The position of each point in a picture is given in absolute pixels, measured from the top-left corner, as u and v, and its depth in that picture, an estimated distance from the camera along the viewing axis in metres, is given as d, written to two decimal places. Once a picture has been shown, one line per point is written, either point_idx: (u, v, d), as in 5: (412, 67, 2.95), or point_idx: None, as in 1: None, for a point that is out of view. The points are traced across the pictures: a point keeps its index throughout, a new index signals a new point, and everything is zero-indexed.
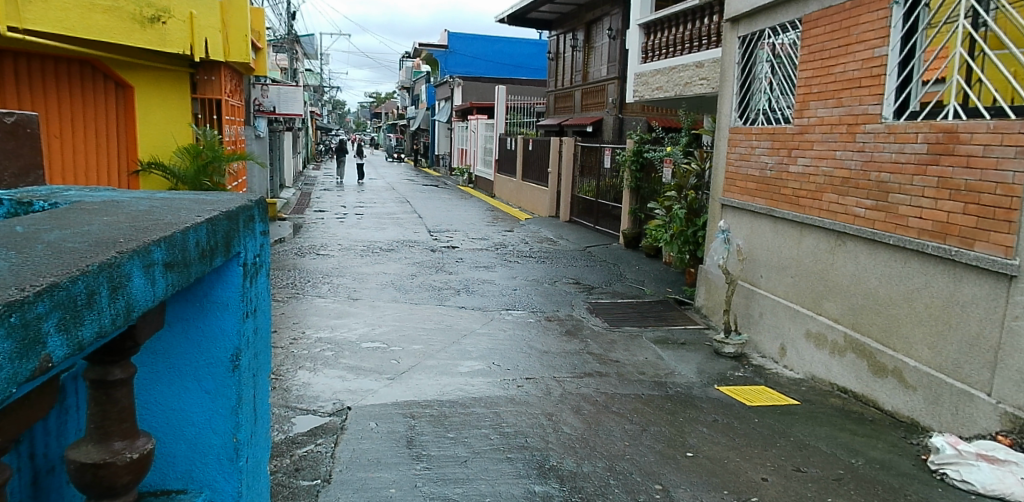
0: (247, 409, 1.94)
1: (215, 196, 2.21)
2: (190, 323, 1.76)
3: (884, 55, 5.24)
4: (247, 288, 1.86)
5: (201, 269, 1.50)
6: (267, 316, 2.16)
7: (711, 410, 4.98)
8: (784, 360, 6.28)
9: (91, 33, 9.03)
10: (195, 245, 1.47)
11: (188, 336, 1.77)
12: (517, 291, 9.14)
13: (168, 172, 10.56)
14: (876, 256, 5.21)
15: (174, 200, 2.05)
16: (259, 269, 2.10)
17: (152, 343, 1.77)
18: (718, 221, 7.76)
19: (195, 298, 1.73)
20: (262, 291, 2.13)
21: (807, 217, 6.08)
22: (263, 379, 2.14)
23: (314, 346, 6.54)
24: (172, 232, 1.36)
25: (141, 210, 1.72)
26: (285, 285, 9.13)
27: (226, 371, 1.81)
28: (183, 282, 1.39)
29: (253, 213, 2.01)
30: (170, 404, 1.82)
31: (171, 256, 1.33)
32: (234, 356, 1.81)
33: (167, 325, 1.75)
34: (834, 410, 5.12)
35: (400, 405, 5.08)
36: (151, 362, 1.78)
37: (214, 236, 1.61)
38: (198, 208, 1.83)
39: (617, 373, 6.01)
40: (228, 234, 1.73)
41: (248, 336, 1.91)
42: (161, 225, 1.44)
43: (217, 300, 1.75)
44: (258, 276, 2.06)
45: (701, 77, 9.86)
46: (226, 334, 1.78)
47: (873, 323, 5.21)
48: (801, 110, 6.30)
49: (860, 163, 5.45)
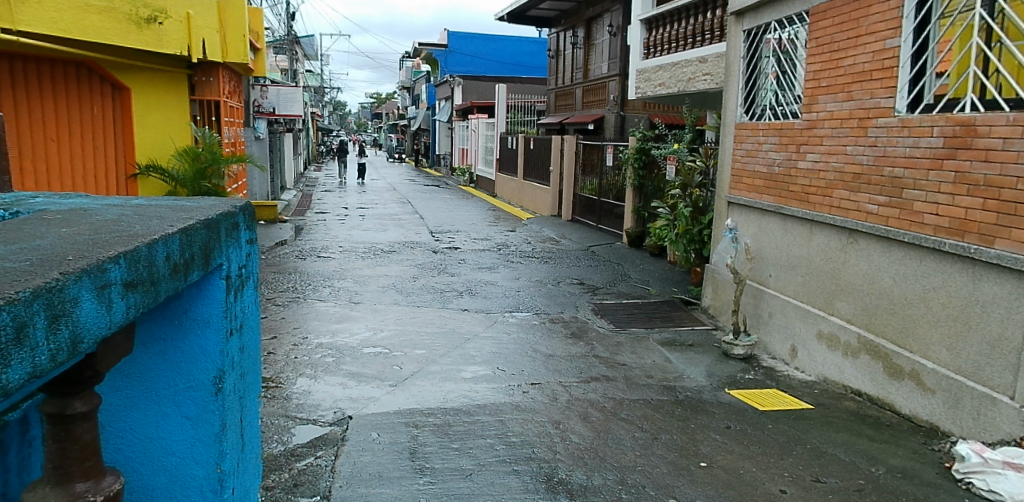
0: (231, 436, 1.97)
1: (194, 201, 2.18)
2: (169, 344, 1.79)
3: (896, 46, 5.08)
4: (232, 304, 1.89)
5: (173, 286, 1.38)
6: (254, 334, 2.19)
7: (723, 417, 4.84)
8: (796, 361, 6.13)
9: (87, 34, 8.90)
10: (166, 258, 1.35)
11: (166, 358, 1.80)
12: (521, 292, 9.00)
13: (167, 175, 10.32)
14: (890, 254, 5.06)
15: (162, 204, 2.03)
16: (248, 281, 2.05)
17: (127, 366, 1.80)
18: (724, 218, 7.60)
19: (175, 315, 1.77)
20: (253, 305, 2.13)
21: (817, 214, 5.92)
22: (250, 403, 2.17)
23: (314, 352, 6.40)
24: (136, 245, 1.24)
25: (109, 219, 1.62)
26: (285, 289, 8.99)
27: (209, 395, 1.84)
28: (151, 300, 1.29)
29: (240, 220, 1.98)
30: (147, 432, 1.85)
31: (132, 277, 1.22)
32: (217, 379, 1.85)
33: (144, 348, 1.79)
34: (849, 415, 4.97)
35: (402, 414, 4.94)
36: (126, 387, 1.81)
37: (190, 247, 1.49)
38: (174, 215, 1.74)
39: (625, 377, 5.86)
40: (210, 243, 1.68)
41: (234, 357, 1.94)
42: (128, 236, 1.33)
43: (199, 317, 1.80)
44: (246, 288, 2.02)
45: (705, 73, 9.69)
46: (208, 355, 1.82)
47: (888, 323, 5.06)
48: (809, 104, 6.14)
49: (872, 158, 5.29)
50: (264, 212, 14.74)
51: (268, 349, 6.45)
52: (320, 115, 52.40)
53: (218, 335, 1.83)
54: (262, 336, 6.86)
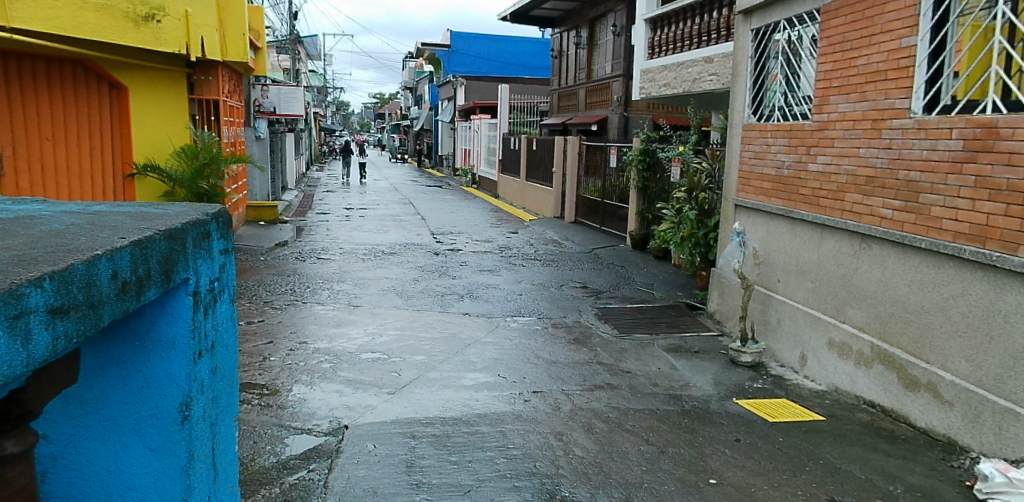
0: (197, 464, 1.99)
1: (163, 207, 2.19)
2: (129, 366, 1.80)
3: (912, 45, 4.91)
4: (197, 322, 1.93)
5: (117, 308, 1.46)
6: (226, 353, 2.23)
7: (731, 429, 4.68)
8: (805, 370, 5.97)
9: (83, 33, 8.75)
10: (109, 277, 1.42)
11: (126, 384, 1.81)
12: (523, 296, 8.83)
13: (165, 175, 10.17)
14: (905, 261, 4.90)
15: (131, 209, 2.08)
16: (218, 299, 2.12)
17: (81, 392, 1.80)
18: (731, 222, 7.43)
19: (137, 336, 1.79)
20: (224, 323, 2.20)
21: (828, 218, 5.76)
22: (221, 428, 2.20)
23: (311, 357, 6.24)
24: (70, 265, 1.30)
25: (55, 228, 1.60)
26: (283, 292, 8.83)
27: (173, 423, 1.86)
28: (88, 325, 1.36)
29: (210, 235, 2.04)
30: (105, 464, 1.85)
31: (60, 301, 1.27)
32: (181, 407, 1.87)
33: (102, 370, 1.79)
34: (862, 427, 4.82)
35: (400, 423, 4.78)
36: (82, 414, 1.81)
37: (139, 264, 1.56)
38: (130, 222, 1.75)
39: (630, 386, 5.70)
40: (168, 258, 1.72)
41: (200, 383, 1.97)
42: (68, 250, 1.39)
43: (162, 340, 1.82)
44: (215, 308, 2.08)
45: (711, 73, 9.53)
46: (173, 380, 1.85)
47: (902, 332, 4.90)
48: (820, 105, 5.97)
49: (886, 161, 5.13)
50: (264, 213, 14.59)
51: (264, 354, 6.29)
52: (322, 114, 52.25)
53: (183, 356, 1.86)
54: (258, 340, 6.71)
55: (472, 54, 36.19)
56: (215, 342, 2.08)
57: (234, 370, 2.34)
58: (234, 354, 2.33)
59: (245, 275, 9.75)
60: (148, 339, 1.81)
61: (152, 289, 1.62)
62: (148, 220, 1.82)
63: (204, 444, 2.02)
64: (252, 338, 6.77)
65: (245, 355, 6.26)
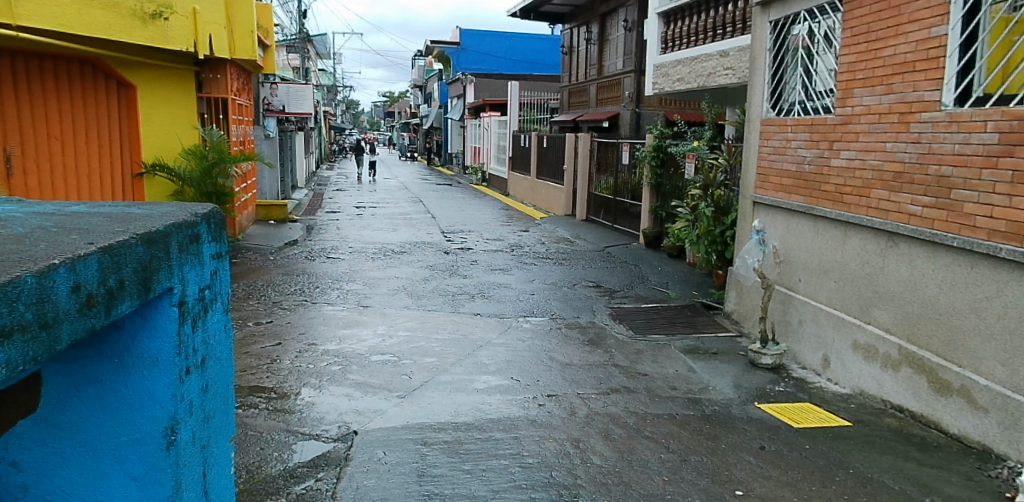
0: (185, 491, 1.86)
1: (147, 207, 2.06)
2: (108, 385, 1.67)
3: (943, 35, 4.71)
4: (185, 336, 1.80)
5: (78, 326, 1.33)
6: (217, 367, 2.11)
7: (755, 436, 4.50)
8: (828, 372, 5.79)
9: (89, 32, 8.68)
10: (66, 291, 1.29)
11: (105, 406, 1.68)
12: (536, 295, 8.66)
13: (173, 174, 10.11)
14: (935, 260, 4.71)
15: (114, 209, 1.95)
16: (207, 309, 1.99)
17: (55, 416, 1.66)
18: (749, 219, 7.23)
19: (116, 352, 1.66)
20: (215, 335, 2.07)
21: (852, 215, 5.56)
22: (213, 449, 2.07)
23: (320, 360, 6.10)
24: (18, 275, 1.16)
25: (18, 231, 1.47)
26: (292, 292, 8.70)
27: (157, 448, 1.73)
28: (38, 347, 1.22)
29: (198, 239, 1.91)
30: (83, 493, 1.71)
31: (3, 322, 1.13)
32: (165, 431, 1.74)
33: (77, 390, 1.65)
34: (891, 433, 4.64)
35: (411, 429, 4.64)
36: (56, 440, 1.67)
37: (108, 276, 1.42)
38: (105, 225, 1.62)
39: (647, 389, 5.54)
40: (146, 267, 1.58)
41: (187, 402, 1.84)
42: (19, 258, 1.25)
43: (145, 356, 1.69)
44: (204, 319, 1.95)
45: (726, 67, 9.33)
46: (157, 400, 1.72)
47: (932, 334, 4.72)
48: (843, 98, 5.76)
49: (915, 156, 4.93)
50: (273, 212, 14.51)
51: (272, 357, 6.16)
52: (331, 113, 52.24)
53: (167, 374, 1.73)
54: (266, 342, 6.57)
55: (482, 52, 36.01)
56: (205, 355, 1.96)
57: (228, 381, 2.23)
58: (227, 365, 2.22)
59: (254, 276, 9.63)
60: (128, 355, 1.68)
61: (126, 301, 1.49)
62: (128, 223, 1.69)
63: (192, 470, 1.89)
64: (261, 340, 6.64)
65: (253, 357, 6.13)
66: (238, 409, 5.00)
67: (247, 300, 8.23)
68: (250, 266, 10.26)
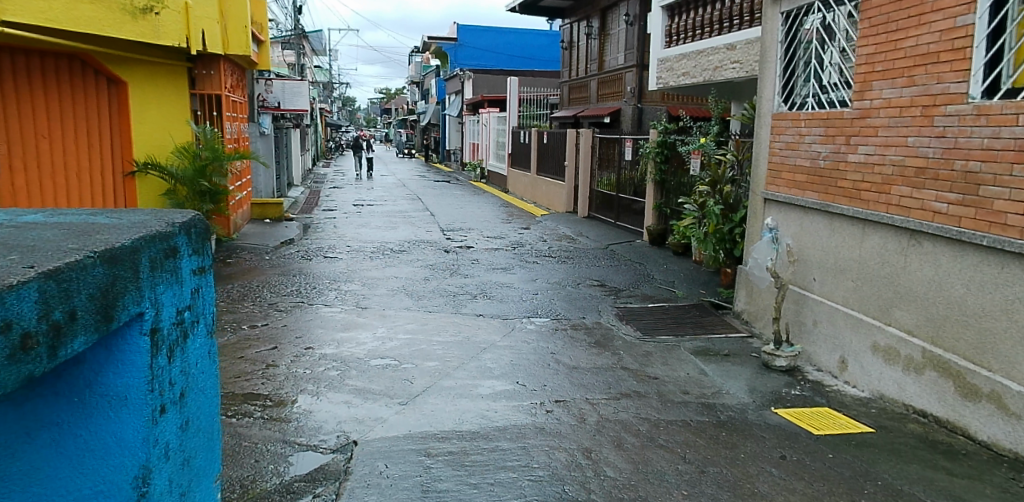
0: None
1: (120, 218, 2.12)
2: (66, 428, 1.69)
3: (969, 24, 4.49)
4: (156, 369, 1.87)
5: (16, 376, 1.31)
6: (195, 391, 2.19)
7: (775, 444, 4.29)
8: (845, 374, 5.58)
9: (78, 26, 8.39)
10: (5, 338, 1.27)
11: (65, 449, 1.70)
12: (539, 295, 8.44)
13: (166, 172, 9.85)
14: (963, 260, 4.51)
15: (80, 221, 2.01)
16: (182, 335, 2.05)
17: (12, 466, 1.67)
18: (761, 216, 7.02)
19: (76, 392, 1.69)
20: (192, 360, 2.15)
21: (871, 213, 5.35)
22: (190, 473, 2.15)
23: (318, 364, 5.88)
24: None
25: None
26: (288, 293, 8.47)
27: (127, 488, 1.78)
28: None
29: (173, 262, 1.99)
30: None
31: None
32: (136, 469, 1.80)
33: (30, 436, 1.65)
34: (916, 440, 4.43)
35: (413, 439, 4.41)
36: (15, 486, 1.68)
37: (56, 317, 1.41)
38: (60, 242, 1.63)
39: (658, 394, 5.32)
40: (110, 301, 1.61)
41: (161, 436, 1.92)
42: None
43: (110, 394, 1.74)
44: (178, 348, 2.02)
45: (733, 61, 9.10)
46: (127, 439, 1.77)
47: (958, 337, 4.52)
48: (860, 91, 5.54)
49: (940, 150, 4.72)
50: (269, 210, 14.28)
51: (268, 362, 5.93)
52: (328, 110, 51.92)
53: (135, 412, 1.79)
54: (261, 346, 6.34)
55: (480, 48, 35.74)
56: (177, 380, 2.02)
57: (204, 406, 2.29)
58: (204, 389, 2.29)
59: (250, 276, 9.40)
60: (90, 393, 1.72)
61: (79, 336, 1.49)
62: (91, 239, 1.70)
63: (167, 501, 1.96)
64: (256, 344, 6.41)
65: (248, 362, 5.90)
66: (231, 418, 4.77)
67: (242, 302, 8.00)
68: (246, 267, 10.03)
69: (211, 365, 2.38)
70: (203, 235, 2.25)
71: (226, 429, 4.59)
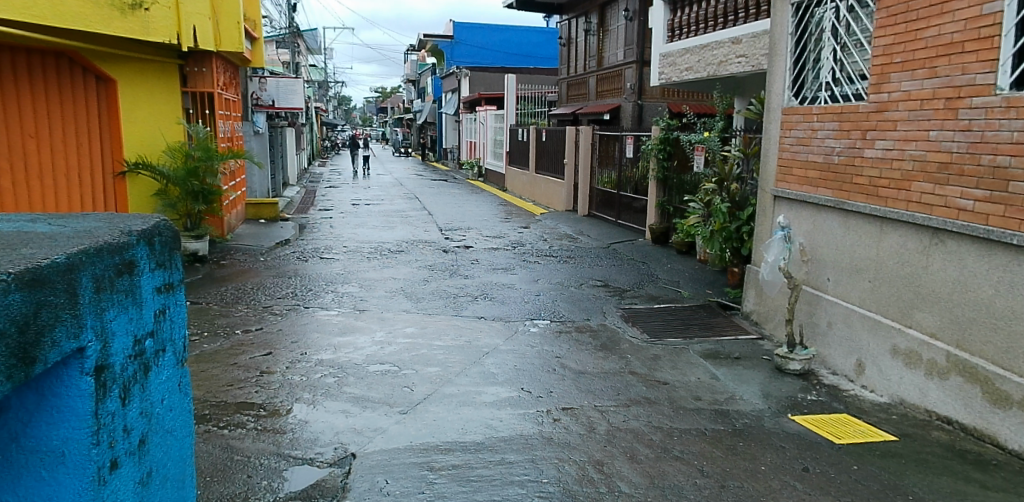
0: None
1: (81, 225, 2.00)
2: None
3: (996, 12, 4.29)
4: (106, 413, 1.78)
5: None
6: (159, 430, 2.10)
7: (795, 455, 4.07)
8: (862, 378, 5.38)
9: (66, 22, 8.07)
10: None
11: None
12: (542, 296, 8.21)
13: (157, 172, 9.58)
14: (992, 259, 4.31)
15: (30, 230, 1.90)
16: (141, 370, 1.95)
17: None
18: (771, 214, 6.81)
19: (7, 446, 1.66)
20: (153, 396, 2.05)
21: (889, 210, 5.15)
22: None
23: (314, 371, 5.64)
24: None
25: None
26: (283, 296, 8.23)
27: None
28: None
29: (127, 285, 1.87)
30: None
31: None
32: None
33: None
34: (943, 449, 4.23)
35: (415, 451, 4.19)
36: None
37: None
38: None
39: (669, 400, 5.10)
40: (35, 347, 1.50)
41: (115, 485, 1.83)
42: None
43: (46, 451, 1.68)
44: (135, 386, 1.92)
45: (739, 55, 8.88)
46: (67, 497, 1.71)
47: (986, 341, 4.32)
48: (878, 84, 5.33)
49: (965, 144, 4.53)
50: (263, 210, 14.04)
51: (262, 368, 5.70)
52: (325, 109, 51.63)
53: (78, 466, 1.71)
54: (255, 352, 6.11)
55: (477, 46, 35.44)
56: (134, 425, 1.92)
57: (171, 450, 2.20)
58: (171, 430, 2.20)
59: (245, 278, 9.18)
60: (20, 446, 1.67)
61: None
62: (21, 254, 1.59)
63: None
64: (250, 349, 6.17)
65: (242, 369, 5.67)
66: (223, 430, 4.54)
67: (235, 305, 7.77)
68: (240, 268, 9.79)
69: (180, 400, 2.28)
70: (169, 245, 2.15)
71: (218, 442, 4.36)
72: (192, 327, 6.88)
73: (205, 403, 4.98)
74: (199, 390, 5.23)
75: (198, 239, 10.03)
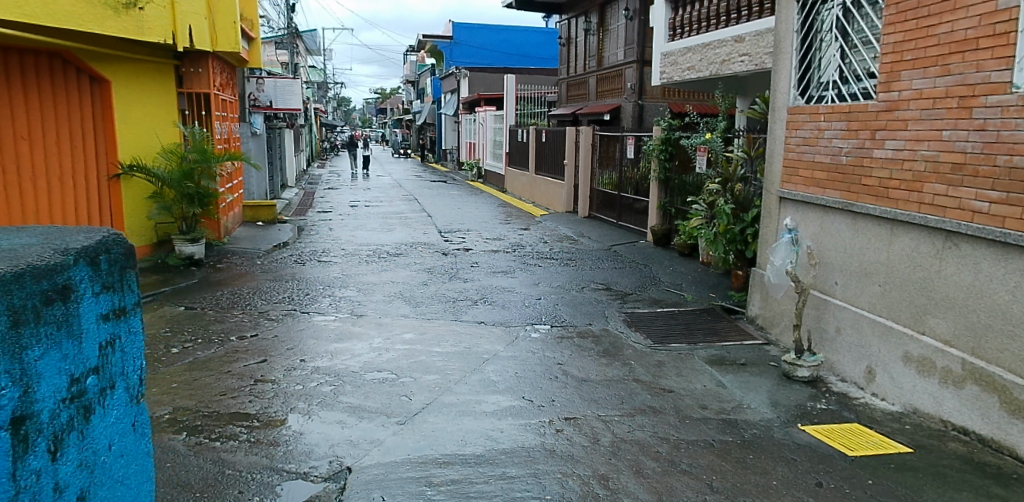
0: None
1: (33, 247, 2.07)
2: None
3: (1011, 7, 4.16)
4: (32, 461, 1.87)
5: None
6: (107, 466, 2.22)
7: (808, 469, 3.97)
8: (872, 386, 5.24)
9: (58, 21, 7.91)
10: None
11: None
12: (543, 300, 8.06)
13: (151, 174, 9.42)
14: (1009, 263, 4.17)
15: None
16: (80, 413, 2.06)
17: None
18: (776, 216, 6.66)
19: None
20: (99, 433, 2.17)
21: (900, 212, 5.01)
22: None
23: (309, 379, 5.49)
24: None
25: None
26: (280, 300, 8.09)
27: None
28: None
29: (58, 330, 1.95)
30: None
31: None
32: None
33: None
34: (960, 462, 4.10)
35: (414, 465, 4.05)
36: None
37: None
38: None
39: (675, 409, 4.96)
40: None
41: None
42: None
43: None
44: (72, 429, 2.03)
45: (742, 53, 8.73)
46: None
47: (1004, 349, 4.19)
48: (887, 82, 5.19)
49: (979, 145, 4.39)
50: (261, 212, 13.88)
51: (257, 377, 5.54)
52: (324, 110, 51.43)
53: None
54: (250, 359, 5.95)
55: (476, 46, 35.27)
56: (75, 465, 2.05)
57: (122, 490, 2.32)
58: (122, 472, 2.32)
59: (241, 282, 9.02)
60: None
61: None
62: None
63: None
64: (244, 357, 6.01)
65: (235, 377, 5.51)
66: (215, 443, 4.39)
67: (231, 311, 7.61)
68: (237, 272, 9.65)
69: (134, 439, 2.40)
70: (121, 268, 2.25)
71: (209, 456, 4.22)
72: (185, 333, 6.72)
73: (197, 414, 4.83)
74: (192, 399, 5.07)
75: (194, 242, 9.88)
